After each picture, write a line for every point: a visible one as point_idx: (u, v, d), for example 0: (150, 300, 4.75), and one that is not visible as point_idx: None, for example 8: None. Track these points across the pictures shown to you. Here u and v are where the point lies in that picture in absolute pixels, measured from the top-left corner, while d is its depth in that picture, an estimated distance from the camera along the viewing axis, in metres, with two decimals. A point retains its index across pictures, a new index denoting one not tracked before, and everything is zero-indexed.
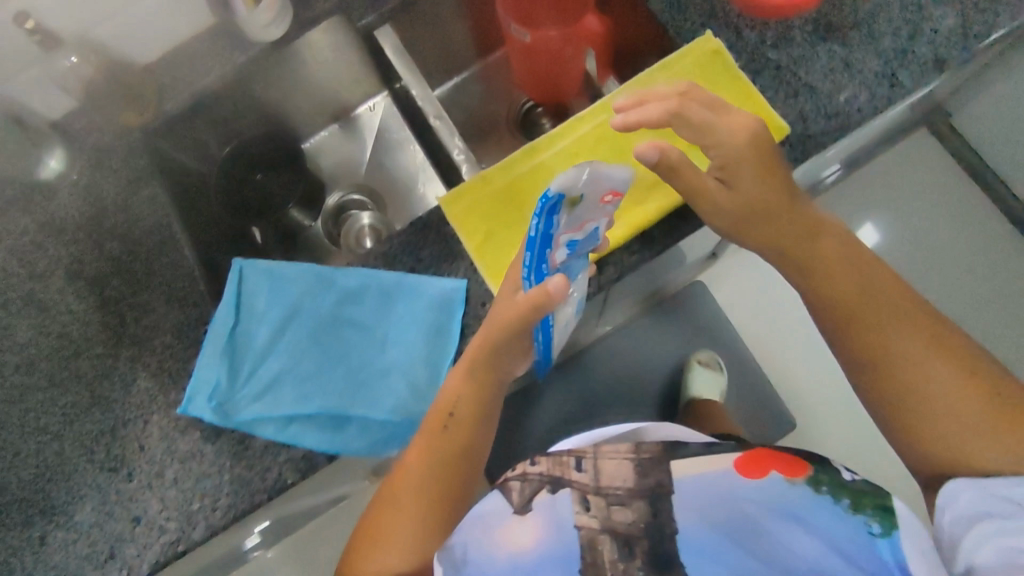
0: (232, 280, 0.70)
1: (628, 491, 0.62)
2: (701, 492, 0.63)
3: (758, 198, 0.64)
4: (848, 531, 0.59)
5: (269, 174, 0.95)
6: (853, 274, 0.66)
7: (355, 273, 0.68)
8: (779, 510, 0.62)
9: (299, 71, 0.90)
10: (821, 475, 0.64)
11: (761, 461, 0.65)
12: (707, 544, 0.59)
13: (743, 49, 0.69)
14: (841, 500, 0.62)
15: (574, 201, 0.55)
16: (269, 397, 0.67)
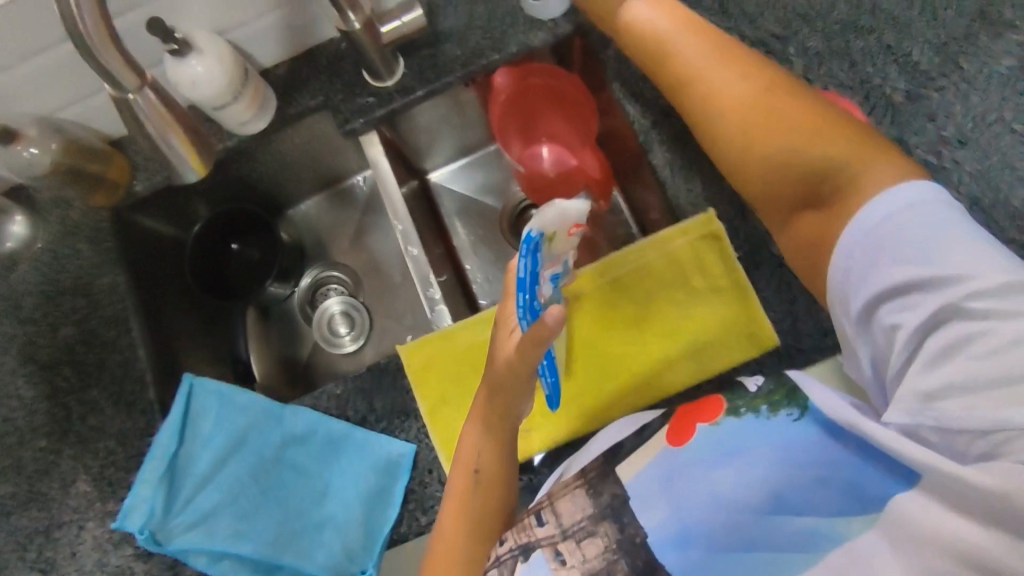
0: (181, 398, 0.68)
1: (589, 518, 0.56)
2: (656, 485, 0.55)
3: (771, 143, 0.55)
4: (779, 441, 0.52)
5: (247, 243, 0.89)
6: (787, 111, 0.55)
7: (304, 417, 0.67)
8: (735, 466, 0.52)
9: (281, 155, 0.82)
10: (736, 402, 0.55)
11: (683, 425, 0.57)
12: (679, 531, 0.52)
13: (747, 239, 0.64)
14: (760, 412, 0.54)
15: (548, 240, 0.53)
16: (204, 527, 0.63)
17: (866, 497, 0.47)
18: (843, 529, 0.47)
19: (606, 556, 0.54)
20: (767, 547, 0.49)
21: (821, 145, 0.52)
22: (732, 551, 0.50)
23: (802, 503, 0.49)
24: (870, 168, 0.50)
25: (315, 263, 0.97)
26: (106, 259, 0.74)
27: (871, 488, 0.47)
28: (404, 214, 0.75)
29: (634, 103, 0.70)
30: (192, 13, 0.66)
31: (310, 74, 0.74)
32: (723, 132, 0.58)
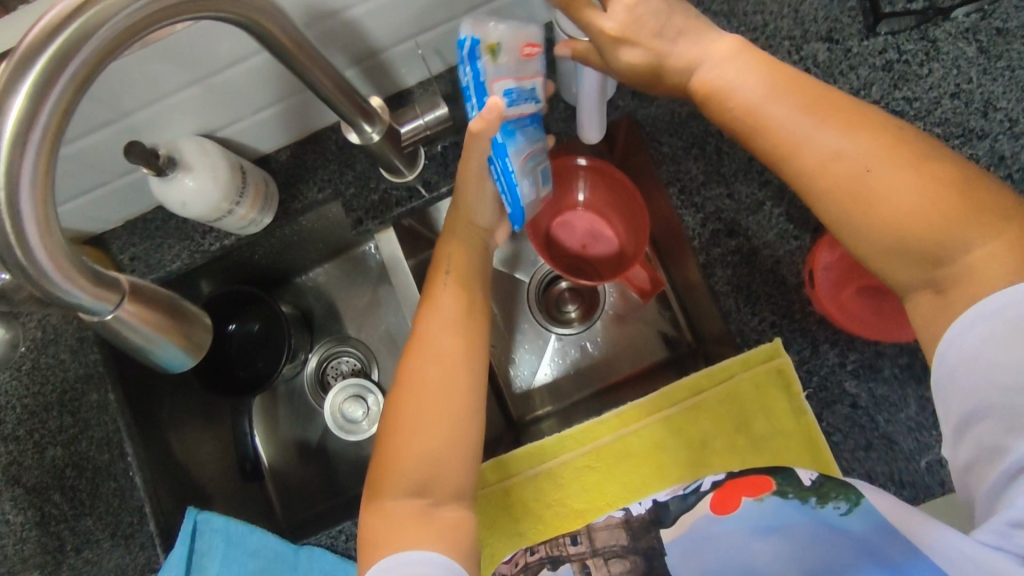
0: (184, 538, 0.61)
1: (623, 546, 0.49)
2: (692, 548, 0.47)
3: (903, 216, 0.42)
4: (820, 529, 0.44)
5: (248, 322, 0.82)
6: (895, 189, 0.42)
7: (319, 564, 0.61)
8: (773, 550, 0.44)
9: (285, 235, 0.74)
10: (785, 485, 0.47)
11: (730, 494, 0.48)
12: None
13: (816, 369, 0.58)
14: (807, 500, 0.46)
15: (496, 53, 0.47)
16: None
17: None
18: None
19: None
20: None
21: (945, 235, 0.41)
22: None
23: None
24: (985, 253, 0.40)
25: (324, 337, 0.89)
26: (92, 372, 0.68)
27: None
28: None
29: (690, 211, 0.61)
30: (179, 117, 0.56)
31: (321, 163, 0.66)
32: (831, 199, 0.43)
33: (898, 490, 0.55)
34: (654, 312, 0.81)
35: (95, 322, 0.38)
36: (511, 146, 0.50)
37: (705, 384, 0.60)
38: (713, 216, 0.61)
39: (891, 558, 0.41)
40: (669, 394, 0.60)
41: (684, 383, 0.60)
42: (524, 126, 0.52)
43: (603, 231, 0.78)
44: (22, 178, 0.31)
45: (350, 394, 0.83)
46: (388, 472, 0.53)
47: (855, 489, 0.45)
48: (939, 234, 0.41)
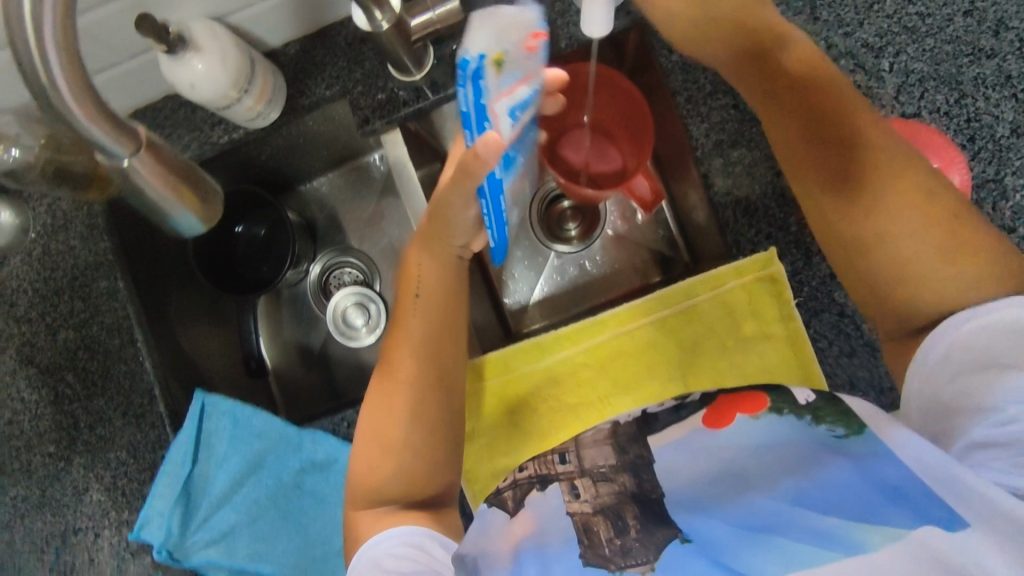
0: (193, 419, 0.65)
1: (611, 466, 0.50)
2: (680, 453, 0.50)
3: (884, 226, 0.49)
4: (818, 446, 0.46)
5: (255, 224, 0.84)
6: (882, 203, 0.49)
7: (322, 446, 0.65)
8: (762, 460, 0.47)
9: (291, 135, 0.74)
10: (780, 403, 0.49)
11: (725, 412, 0.51)
12: (696, 498, 0.46)
13: (807, 280, 0.60)
14: (804, 418, 0.48)
15: (500, 65, 0.40)
16: (223, 545, 0.64)
17: (897, 520, 0.39)
18: (864, 538, 0.39)
19: (619, 497, 0.47)
20: (784, 534, 0.41)
21: (917, 254, 0.48)
22: (744, 530, 0.42)
23: (828, 504, 0.42)
24: (953, 277, 0.47)
25: (327, 247, 0.90)
26: (102, 261, 0.69)
27: (911, 513, 0.39)
28: None
29: (696, 120, 0.62)
30: None
31: (329, 60, 0.66)
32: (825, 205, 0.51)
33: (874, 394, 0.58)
34: (654, 233, 0.83)
35: (112, 170, 0.40)
36: (503, 173, 0.47)
37: (700, 290, 0.62)
38: (717, 127, 0.62)
39: (886, 479, 0.42)
40: (665, 297, 0.62)
41: (680, 288, 0.62)
42: (518, 141, 0.47)
43: (608, 151, 0.78)
44: (44, 21, 0.32)
45: (357, 299, 0.86)
46: (394, 365, 0.57)
47: (860, 420, 0.47)
48: (914, 252, 0.48)
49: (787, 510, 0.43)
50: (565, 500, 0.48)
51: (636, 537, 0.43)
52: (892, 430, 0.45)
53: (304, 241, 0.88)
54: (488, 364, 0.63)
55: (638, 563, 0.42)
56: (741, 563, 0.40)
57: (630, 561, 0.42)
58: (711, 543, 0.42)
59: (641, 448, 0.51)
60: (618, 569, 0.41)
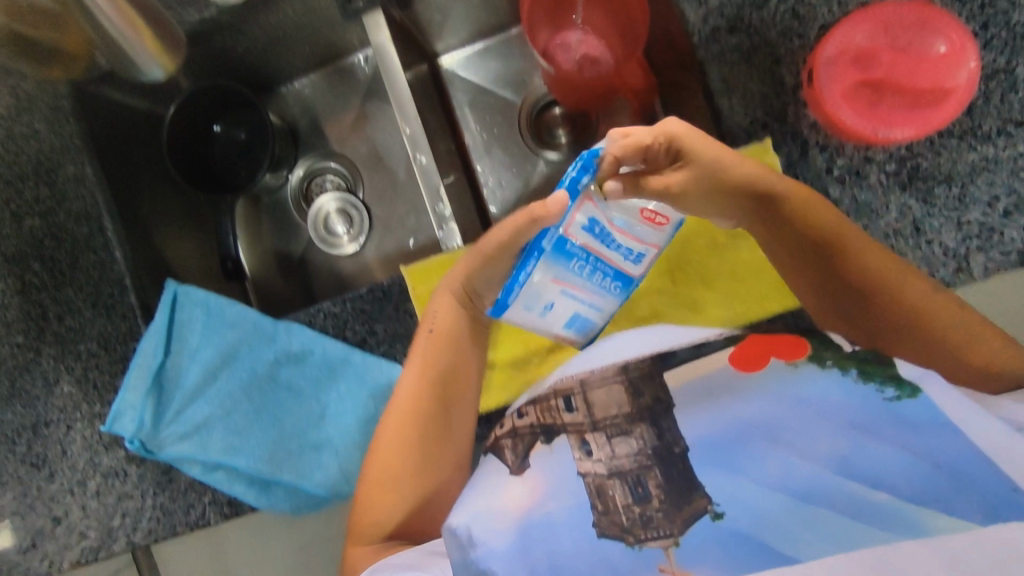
0: (165, 308, 0.63)
1: (625, 416, 0.45)
2: (703, 397, 0.45)
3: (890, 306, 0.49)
4: (870, 405, 0.41)
5: (235, 121, 0.80)
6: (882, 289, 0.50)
7: (298, 336, 0.63)
8: (804, 419, 0.42)
9: (269, 23, 0.70)
10: (823, 351, 0.45)
11: (758, 354, 0.46)
12: (725, 450, 0.41)
13: (802, 173, 0.58)
14: (849, 370, 0.43)
15: (643, 214, 0.47)
16: (197, 437, 0.63)
17: (963, 511, 0.35)
18: (924, 522, 0.35)
19: (638, 460, 0.42)
20: (830, 506, 0.37)
21: (924, 335, 0.48)
22: (785, 500, 0.39)
23: (880, 478, 0.38)
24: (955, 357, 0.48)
25: (310, 151, 0.88)
26: (68, 146, 0.66)
27: (976, 502, 0.36)
28: (411, 112, 0.65)
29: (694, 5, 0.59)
30: None
31: None
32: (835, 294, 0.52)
33: None
34: None
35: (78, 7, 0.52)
36: (550, 256, 0.45)
37: None
38: (716, 12, 0.58)
39: (947, 456, 0.38)
40: None
41: None
42: (587, 261, 0.47)
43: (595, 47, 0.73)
44: None
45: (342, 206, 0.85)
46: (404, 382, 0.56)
47: (914, 381, 0.42)
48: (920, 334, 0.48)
49: (833, 479, 0.39)
50: (575, 458, 0.44)
51: (660, 509, 0.40)
52: (951, 397, 0.41)
53: (284, 143, 0.86)
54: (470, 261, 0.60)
55: (661, 535, 0.39)
56: (785, 546, 0.36)
57: (651, 534, 0.39)
58: (747, 512, 0.38)
59: (657, 389, 0.46)
60: (636, 543, 0.39)
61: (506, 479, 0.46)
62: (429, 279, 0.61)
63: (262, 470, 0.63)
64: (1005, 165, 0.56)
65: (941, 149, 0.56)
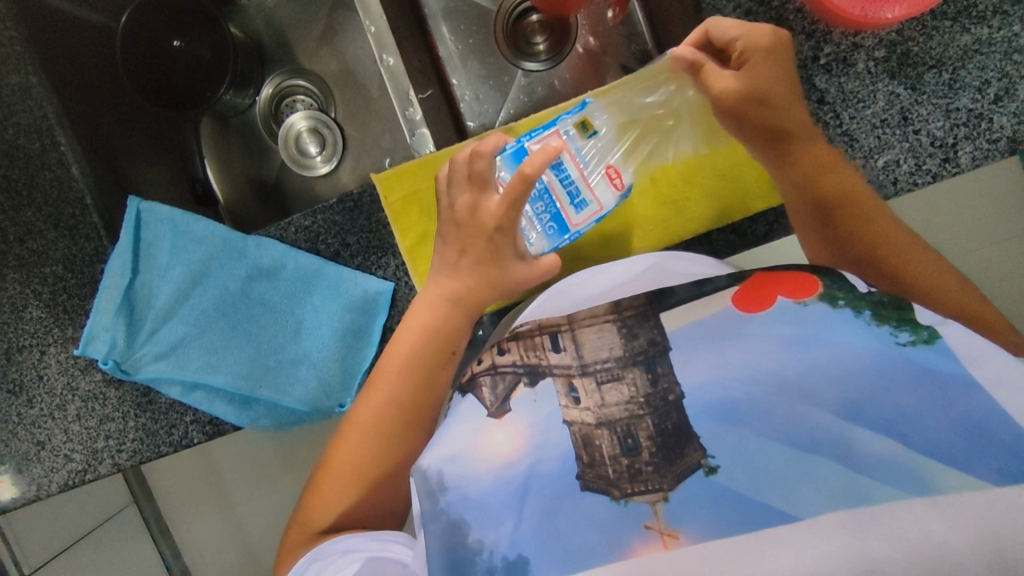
0: (129, 225, 0.62)
1: (615, 359, 0.44)
2: (695, 337, 0.44)
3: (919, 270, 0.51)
4: (885, 352, 0.40)
5: (192, 42, 0.75)
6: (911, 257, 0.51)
7: (269, 250, 0.62)
8: (809, 358, 0.41)
9: None
10: (835, 291, 0.44)
11: (763, 291, 0.46)
12: (722, 402, 0.41)
13: None
14: (862, 313, 0.42)
15: (587, 132, 0.59)
16: (173, 357, 0.62)
17: (975, 465, 0.34)
18: (933, 478, 0.34)
19: (629, 409, 0.42)
20: (833, 456, 0.37)
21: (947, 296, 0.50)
22: (786, 452, 0.38)
23: (891, 427, 0.37)
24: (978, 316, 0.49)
25: (276, 68, 0.83)
26: (7, 50, 0.61)
27: (994, 459, 0.34)
28: (375, 9, 0.61)
29: None
30: None
31: None
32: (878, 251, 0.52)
33: None
34: (629, 49, 0.76)
35: None
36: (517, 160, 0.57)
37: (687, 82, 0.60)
38: None
39: (967, 408, 0.36)
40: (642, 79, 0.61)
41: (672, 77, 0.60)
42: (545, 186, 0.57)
43: None
44: None
45: (313, 124, 0.81)
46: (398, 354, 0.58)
47: (930, 326, 0.41)
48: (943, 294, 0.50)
49: (831, 428, 0.38)
50: (561, 405, 0.43)
51: (650, 463, 0.39)
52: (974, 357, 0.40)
53: (248, 61, 0.82)
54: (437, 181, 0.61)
55: (649, 489, 0.38)
56: (783, 501, 0.36)
57: (638, 487, 0.38)
58: (746, 467, 0.38)
59: (653, 332, 0.45)
60: (621, 498, 0.38)
61: (483, 423, 0.45)
62: (401, 187, 0.60)
63: (238, 388, 0.62)
64: (999, 46, 0.53)
65: (932, 31, 0.53)
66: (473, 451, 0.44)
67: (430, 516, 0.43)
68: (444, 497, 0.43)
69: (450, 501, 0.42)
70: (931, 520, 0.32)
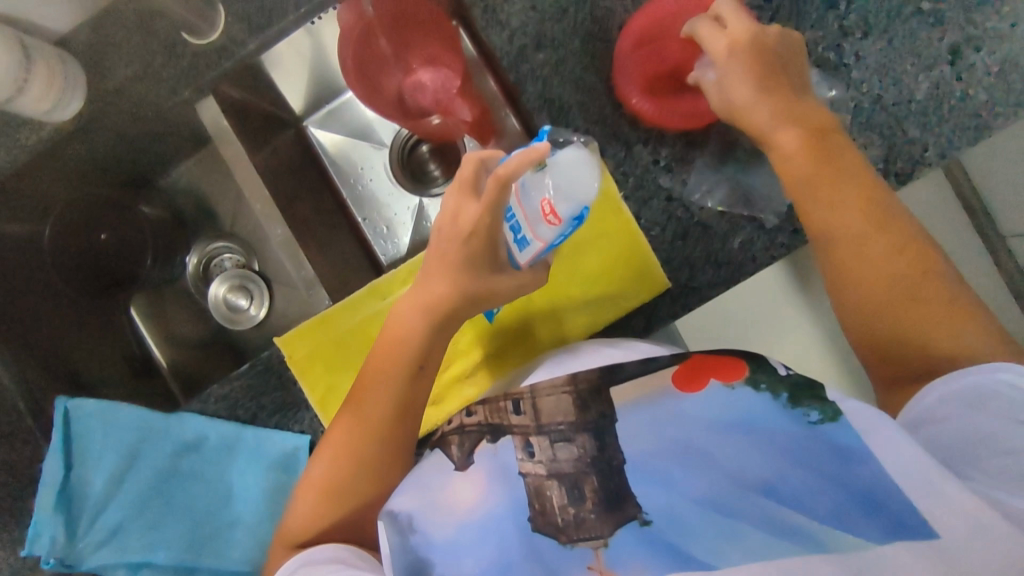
0: (58, 426, 0.65)
1: (570, 426, 0.45)
2: (643, 419, 0.44)
3: (889, 284, 0.50)
4: (796, 434, 0.41)
5: (118, 231, 0.83)
6: (872, 272, 0.51)
7: (192, 425, 0.65)
8: (730, 440, 0.42)
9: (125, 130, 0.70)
10: (757, 374, 0.44)
11: (694, 375, 0.45)
12: (659, 469, 0.41)
13: (631, 171, 0.61)
14: (780, 396, 0.43)
15: (537, 167, 0.46)
16: (115, 542, 0.64)
17: (865, 526, 0.37)
18: (834, 540, 0.36)
19: (577, 465, 0.43)
20: (752, 522, 0.38)
21: (927, 317, 0.49)
22: (706, 513, 0.39)
23: (796, 499, 0.39)
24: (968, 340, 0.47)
25: (199, 236, 0.89)
26: None
27: (883, 522, 0.37)
28: (259, 190, 0.68)
29: (496, 28, 0.62)
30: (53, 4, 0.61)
31: (123, 36, 0.64)
32: (862, 278, 0.51)
33: (704, 274, 0.60)
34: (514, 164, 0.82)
35: None
36: None
37: None
38: (520, 32, 0.62)
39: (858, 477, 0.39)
40: None
41: None
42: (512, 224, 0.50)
43: (436, 74, 0.71)
44: None
45: (234, 283, 0.86)
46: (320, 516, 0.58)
47: (834, 403, 0.43)
48: (912, 309, 0.49)
49: (748, 498, 0.39)
50: (518, 458, 0.44)
51: None
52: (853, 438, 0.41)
53: (170, 234, 0.88)
54: (338, 333, 0.64)
55: (590, 537, 0.39)
56: (708, 554, 0.37)
57: (582, 534, 0.40)
58: (676, 525, 0.39)
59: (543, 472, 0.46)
60: (568, 542, 0.39)
61: (450, 474, 0.45)
62: (305, 344, 0.64)
63: (181, 560, 0.64)
64: None
65: None
66: (438, 497, 0.44)
67: (397, 552, 0.43)
68: (414, 534, 0.43)
69: (417, 542, 0.43)
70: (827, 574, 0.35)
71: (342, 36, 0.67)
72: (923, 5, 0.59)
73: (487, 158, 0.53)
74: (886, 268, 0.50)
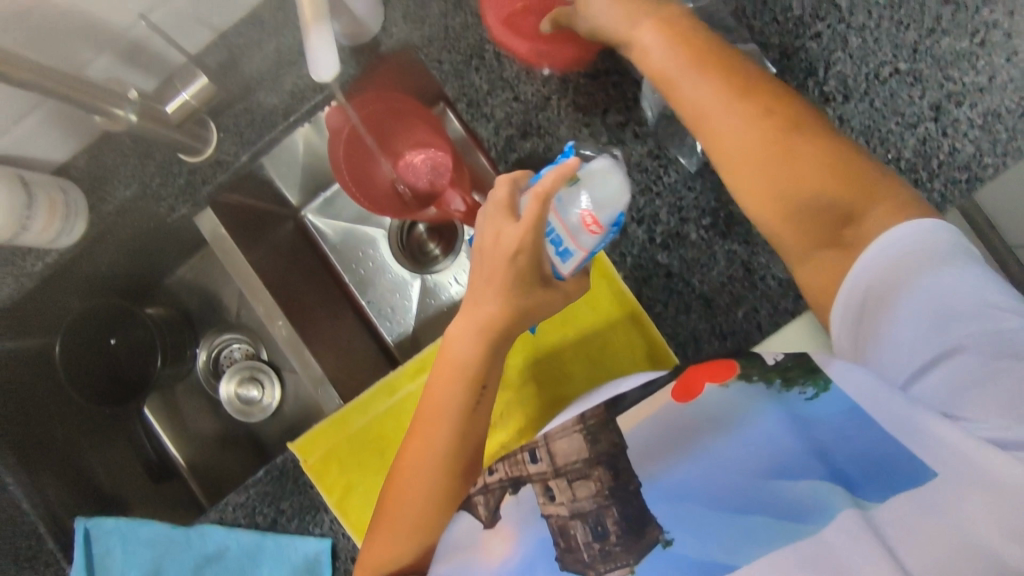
0: (79, 545, 0.65)
1: (584, 462, 0.45)
2: (654, 438, 0.45)
3: (811, 191, 0.47)
4: (790, 415, 0.41)
5: (127, 334, 0.80)
6: (793, 183, 0.48)
7: (212, 536, 0.65)
8: (732, 437, 0.42)
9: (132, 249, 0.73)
10: (748, 369, 0.44)
11: (686, 387, 0.45)
12: (679, 484, 0.42)
13: (628, 250, 0.62)
14: (771, 384, 0.43)
15: (573, 182, 0.50)
16: None
17: (872, 491, 0.37)
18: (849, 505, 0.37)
19: (597, 501, 0.43)
20: (768, 514, 0.39)
21: (852, 207, 0.46)
22: (727, 515, 0.40)
23: (807, 473, 0.39)
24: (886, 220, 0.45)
25: (208, 330, 0.89)
26: None
27: (897, 491, 0.37)
28: (263, 292, 0.70)
29: (483, 122, 0.66)
30: (50, 140, 0.63)
31: (120, 161, 0.66)
32: (785, 189, 0.48)
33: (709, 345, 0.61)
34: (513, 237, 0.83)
35: None
36: None
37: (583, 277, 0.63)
38: (505, 123, 0.66)
39: (863, 446, 0.39)
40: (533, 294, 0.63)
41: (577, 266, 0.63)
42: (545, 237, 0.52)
43: (431, 158, 0.72)
44: None
45: (244, 375, 0.85)
46: None
47: (823, 372, 0.42)
48: (836, 206, 0.47)
49: (764, 488, 0.40)
50: (539, 503, 0.45)
51: None
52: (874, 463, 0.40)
53: (177, 330, 0.87)
54: (354, 432, 0.65)
55: (618, 567, 0.40)
56: (727, 554, 0.38)
57: (610, 566, 0.40)
58: (699, 536, 0.39)
59: None
60: None
61: (479, 534, 0.45)
62: (320, 447, 0.64)
63: None
64: None
65: None
66: (470, 558, 0.44)
67: None
68: None
69: None
70: (842, 548, 0.35)
71: (332, 140, 0.68)
72: (900, 65, 0.60)
73: (519, 178, 0.53)
74: (802, 172, 0.48)
